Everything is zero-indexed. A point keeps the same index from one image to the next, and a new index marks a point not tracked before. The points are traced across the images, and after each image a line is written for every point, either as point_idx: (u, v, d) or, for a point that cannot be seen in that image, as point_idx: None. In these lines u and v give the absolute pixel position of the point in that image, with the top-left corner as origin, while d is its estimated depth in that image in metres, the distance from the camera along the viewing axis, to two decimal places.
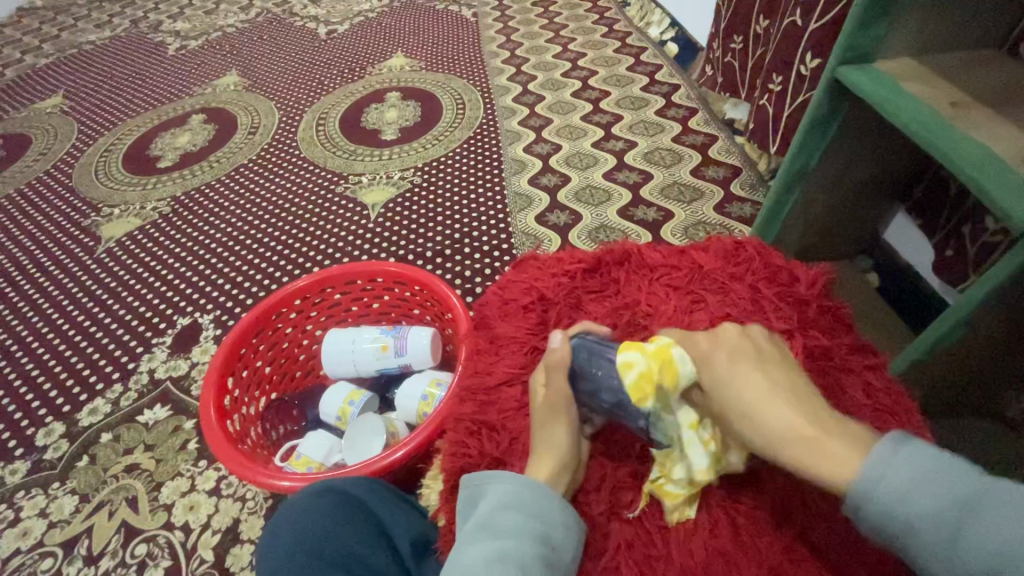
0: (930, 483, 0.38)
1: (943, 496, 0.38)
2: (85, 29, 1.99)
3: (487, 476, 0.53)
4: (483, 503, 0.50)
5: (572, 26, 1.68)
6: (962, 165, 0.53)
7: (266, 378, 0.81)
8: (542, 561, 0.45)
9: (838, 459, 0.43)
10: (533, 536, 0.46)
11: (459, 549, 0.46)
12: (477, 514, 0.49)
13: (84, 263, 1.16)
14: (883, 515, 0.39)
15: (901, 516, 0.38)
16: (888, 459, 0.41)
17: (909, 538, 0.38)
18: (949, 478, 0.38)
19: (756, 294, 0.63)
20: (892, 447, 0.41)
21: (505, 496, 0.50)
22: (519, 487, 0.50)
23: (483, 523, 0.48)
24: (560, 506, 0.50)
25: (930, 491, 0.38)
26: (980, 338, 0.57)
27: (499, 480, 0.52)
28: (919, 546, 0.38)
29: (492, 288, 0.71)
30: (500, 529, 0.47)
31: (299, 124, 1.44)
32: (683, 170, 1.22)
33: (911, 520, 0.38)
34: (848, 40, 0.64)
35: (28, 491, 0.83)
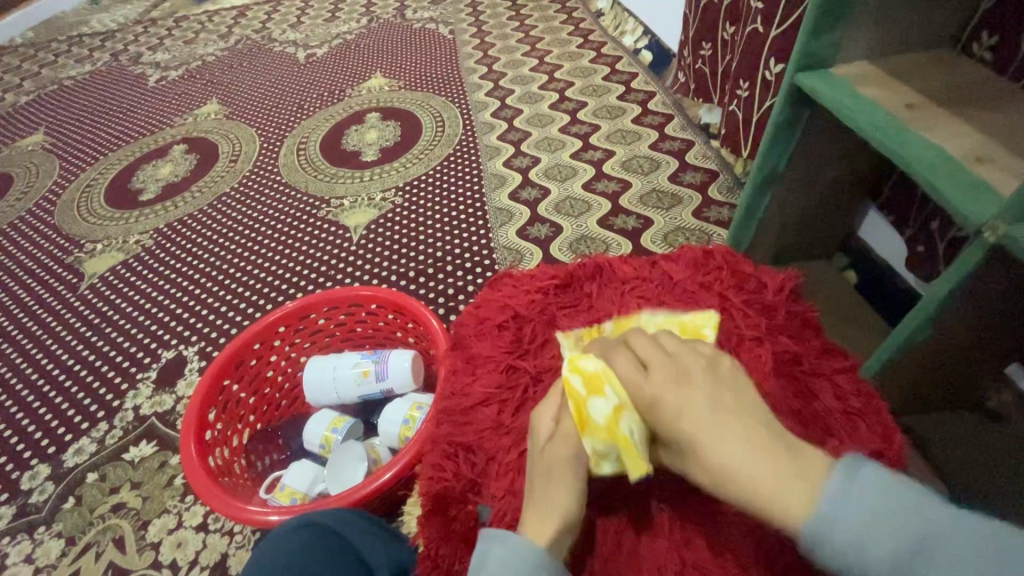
0: (896, 519, 0.38)
1: (891, 539, 0.38)
2: (65, 65, 1.99)
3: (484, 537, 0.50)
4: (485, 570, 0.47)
5: (548, 38, 1.71)
6: (914, 166, 0.54)
7: (249, 410, 0.81)
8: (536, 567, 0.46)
9: (793, 507, 0.41)
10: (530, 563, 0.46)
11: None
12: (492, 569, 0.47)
13: (67, 302, 1.16)
14: (833, 554, 0.39)
15: (847, 566, 0.39)
16: (850, 493, 0.40)
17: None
18: (897, 515, 0.38)
19: (715, 302, 0.65)
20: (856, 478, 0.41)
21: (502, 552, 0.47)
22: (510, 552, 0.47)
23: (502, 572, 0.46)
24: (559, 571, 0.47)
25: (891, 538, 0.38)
26: (946, 337, 0.58)
27: (515, 536, 0.48)
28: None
29: (467, 307, 0.72)
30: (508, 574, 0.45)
31: (280, 150, 1.45)
32: (661, 177, 1.23)
33: (865, 562, 0.38)
34: (803, 47, 0.66)
35: (14, 537, 0.83)
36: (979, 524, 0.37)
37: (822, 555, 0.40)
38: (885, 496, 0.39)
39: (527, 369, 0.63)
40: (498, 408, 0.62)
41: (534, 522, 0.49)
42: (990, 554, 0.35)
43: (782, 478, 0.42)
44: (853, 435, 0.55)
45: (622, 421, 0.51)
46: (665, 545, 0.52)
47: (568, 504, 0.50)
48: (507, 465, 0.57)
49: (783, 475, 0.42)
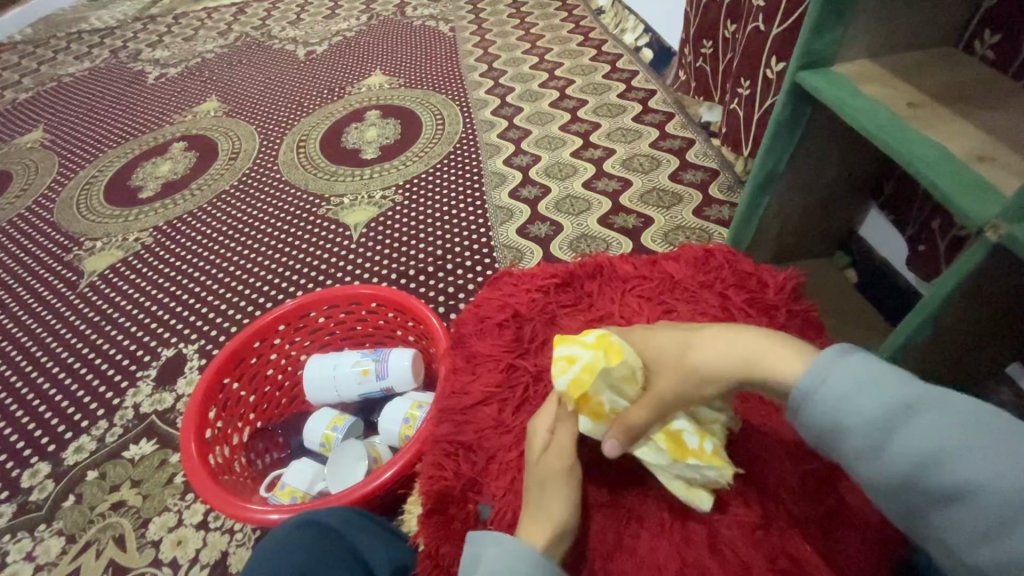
0: (888, 387, 0.41)
1: (880, 402, 0.41)
2: (64, 62, 1.99)
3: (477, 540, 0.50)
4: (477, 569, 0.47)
5: (548, 36, 1.70)
6: (917, 164, 0.53)
7: (250, 408, 0.81)
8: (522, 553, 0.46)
9: (787, 363, 0.45)
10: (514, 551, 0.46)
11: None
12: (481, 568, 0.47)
13: (67, 299, 1.16)
14: (819, 415, 0.43)
15: (830, 421, 0.42)
16: (845, 362, 0.43)
17: (842, 437, 0.42)
18: (888, 385, 0.41)
19: (716, 302, 0.65)
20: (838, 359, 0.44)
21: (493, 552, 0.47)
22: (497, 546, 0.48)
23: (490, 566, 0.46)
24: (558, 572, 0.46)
25: (867, 401, 0.41)
26: (947, 336, 0.58)
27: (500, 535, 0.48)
28: (853, 445, 0.41)
29: (467, 306, 0.72)
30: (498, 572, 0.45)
31: (279, 147, 1.45)
32: (661, 175, 1.23)
33: (847, 418, 0.41)
34: (805, 45, 0.65)
35: (14, 535, 0.83)
36: (966, 404, 0.39)
37: (808, 412, 0.44)
38: (881, 369, 0.42)
39: (526, 369, 0.64)
40: (498, 407, 0.62)
41: (529, 529, 0.49)
42: (970, 428, 0.38)
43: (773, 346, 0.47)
44: None
45: (608, 334, 0.55)
46: (665, 545, 0.52)
47: (561, 511, 0.50)
48: (508, 464, 0.58)
49: (772, 343, 0.48)
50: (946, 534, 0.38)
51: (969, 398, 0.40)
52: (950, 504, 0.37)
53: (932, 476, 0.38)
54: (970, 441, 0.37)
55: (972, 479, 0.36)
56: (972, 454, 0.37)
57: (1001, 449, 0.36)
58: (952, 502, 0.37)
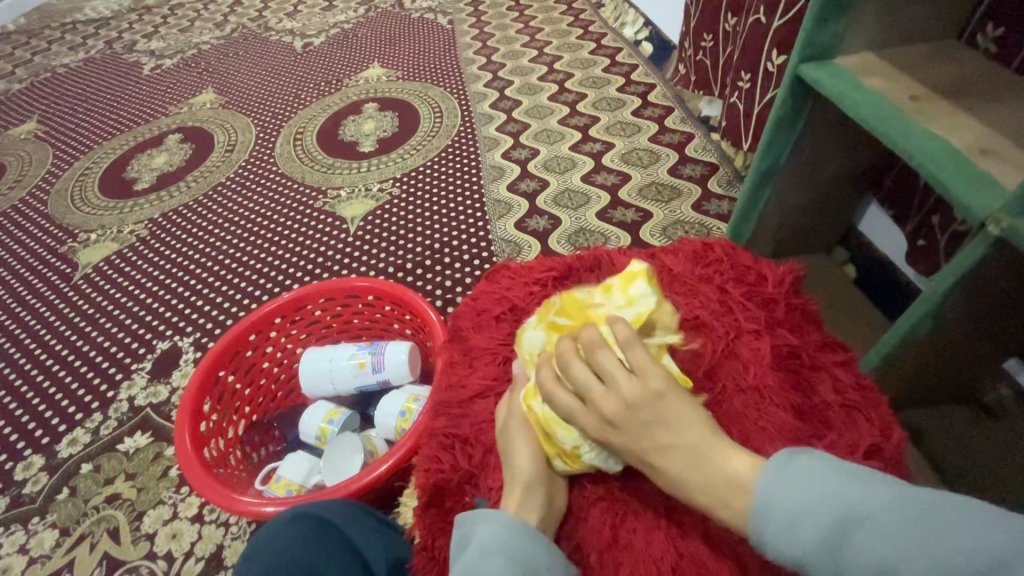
0: (818, 505, 0.37)
1: (816, 526, 0.37)
2: (59, 52, 1.97)
3: (476, 516, 0.50)
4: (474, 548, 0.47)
5: (547, 29, 1.69)
6: (919, 158, 0.53)
7: (245, 401, 0.81)
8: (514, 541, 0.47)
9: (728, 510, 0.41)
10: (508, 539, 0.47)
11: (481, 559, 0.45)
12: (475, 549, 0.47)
13: (61, 292, 1.15)
14: (773, 550, 0.39)
15: (783, 558, 0.38)
16: (777, 479, 0.40)
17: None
18: (817, 503, 0.37)
19: (716, 296, 0.64)
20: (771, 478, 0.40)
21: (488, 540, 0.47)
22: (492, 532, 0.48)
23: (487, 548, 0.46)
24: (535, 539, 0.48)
25: (805, 527, 0.37)
26: (947, 331, 0.58)
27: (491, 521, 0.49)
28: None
29: (465, 299, 0.72)
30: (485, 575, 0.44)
31: (276, 140, 1.43)
32: (660, 170, 1.22)
33: (795, 552, 0.37)
34: (807, 38, 0.65)
35: (8, 527, 0.82)
36: (893, 498, 0.36)
37: (767, 549, 0.39)
38: (808, 479, 0.39)
39: None
40: (495, 400, 0.62)
41: (507, 495, 0.53)
42: (905, 524, 0.34)
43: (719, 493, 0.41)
44: (852, 429, 0.55)
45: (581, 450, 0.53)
46: (661, 538, 0.52)
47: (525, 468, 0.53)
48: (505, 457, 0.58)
49: (720, 480, 0.42)
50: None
51: (898, 493, 0.36)
52: None
53: None
54: (911, 537, 0.34)
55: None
56: (915, 556, 0.33)
57: (939, 537, 0.33)
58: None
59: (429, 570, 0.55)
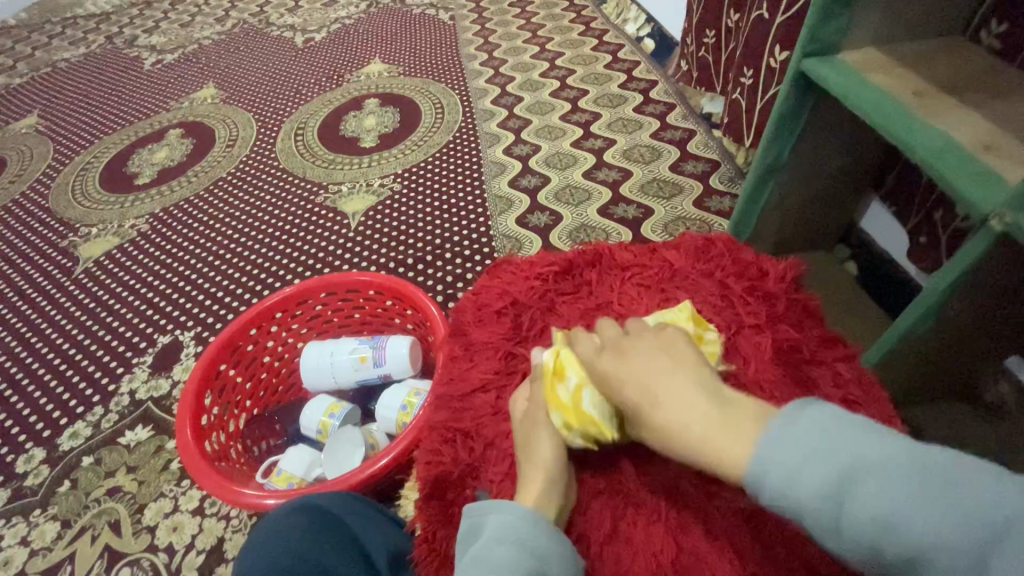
0: (833, 452, 0.37)
1: (827, 473, 0.37)
2: (59, 47, 1.96)
3: (483, 511, 0.50)
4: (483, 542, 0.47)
5: (549, 25, 1.68)
6: (923, 154, 0.53)
7: (245, 395, 0.81)
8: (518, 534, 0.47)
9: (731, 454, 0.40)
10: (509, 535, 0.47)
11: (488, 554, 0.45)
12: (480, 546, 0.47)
13: (62, 285, 1.15)
14: (774, 495, 0.38)
15: (784, 501, 0.38)
16: (792, 425, 0.40)
17: (802, 518, 0.37)
18: (832, 451, 0.37)
19: (717, 291, 0.64)
20: (784, 424, 0.40)
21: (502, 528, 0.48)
22: (496, 529, 0.48)
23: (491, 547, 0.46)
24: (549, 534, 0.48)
25: (816, 472, 0.37)
26: (947, 327, 0.58)
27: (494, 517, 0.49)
28: (815, 526, 0.37)
29: (466, 293, 0.72)
30: (494, 564, 0.44)
31: (277, 135, 1.43)
32: (662, 166, 1.22)
33: (800, 495, 0.37)
34: (811, 34, 0.65)
35: (9, 520, 0.82)
36: (905, 451, 0.37)
37: (764, 494, 0.39)
38: (819, 434, 0.38)
39: (525, 356, 0.64)
40: (496, 394, 0.62)
41: (524, 487, 0.52)
42: (914, 480, 0.35)
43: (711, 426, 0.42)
44: None
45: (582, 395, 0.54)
46: (661, 530, 0.52)
47: (549, 462, 0.53)
48: (506, 451, 0.58)
49: (718, 418, 0.42)
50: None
51: (909, 448, 0.37)
52: (918, 559, 0.34)
53: (896, 537, 0.34)
54: (921, 492, 0.34)
55: (935, 535, 0.33)
56: (920, 506, 0.34)
57: (948, 494, 0.34)
58: (920, 563, 0.34)
59: (429, 562, 0.55)
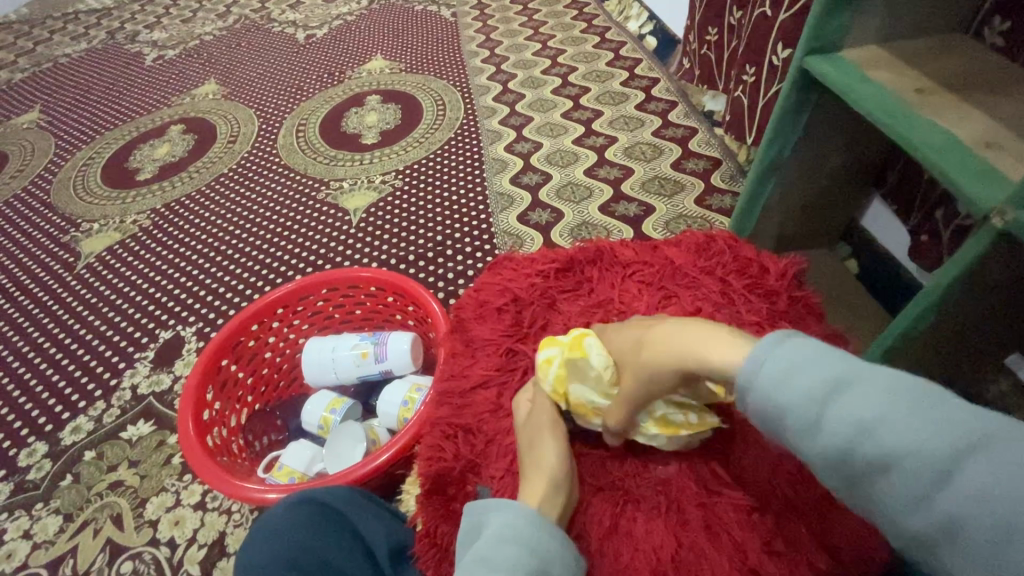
0: (824, 362, 0.37)
1: (815, 378, 0.36)
2: (61, 42, 1.96)
3: (484, 512, 0.50)
4: (484, 542, 0.47)
5: (551, 23, 1.68)
6: (924, 152, 0.53)
7: (247, 390, 0.81)
8: (519, 533, 0.46)
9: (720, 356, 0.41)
10: (510, 535, 0.46)
11: (490, 554, 0.45)
12: (481, 545, 0.47)
13: (64, 280, 1.15)
14: (760, 396, 0.38)
15: (769, 402, 0.37)
16: (789, 338, 0.39)
17: (783, 418, 0.37)
18: (824, 361, 0.37)
19: (719, 288, 0.64)
20: (783, 336, 0.39)
21: (503, 527, 0.47)
22: (497, 529, 0.48)
23: (492, 547, 0.46)
24: (551, 534, 0.47)
25: (803, 376, 0.36)
26: (947, 324, 0.58)
27: (495, 518, 0.49)
28: (791, 425, 0.36)
29: (467, 290, 0.72)
30: (496, 564, 0.44)
31: (279, 131, 1.43)
32: (663, 164, 1.22)
33: (784, 395, 0.37)
34: (813, 31, 0.65)
35: (11, 513, 0.83)
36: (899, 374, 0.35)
37: (749, 394, 0.39)
38: (826, 348, 0.38)
39: (526, 352, 0.64)
40: (497, 390, 0.63)
41: (527, 488, 0.52)
42: (903, 393, 0.34)
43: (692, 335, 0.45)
44: None
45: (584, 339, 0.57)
46: (660, 526, 0.52)
47: (554, 465, 0.52)
48: (507, 447, 0.58)
49: (707, 334, 0.44)
50: (884, 505, 0.34)
51: (907, 374, 0.36)
52: (891, 468, 0.33)
53: (873, 442, 0.33)
54: (912, 406, 0.33)
55: (912, 445, 0.32)
56: (905, 415, 0.33)
57: (943, 411, 0.32)
58: (889, 472, 0.33)
59: (431, 557, 0.55)
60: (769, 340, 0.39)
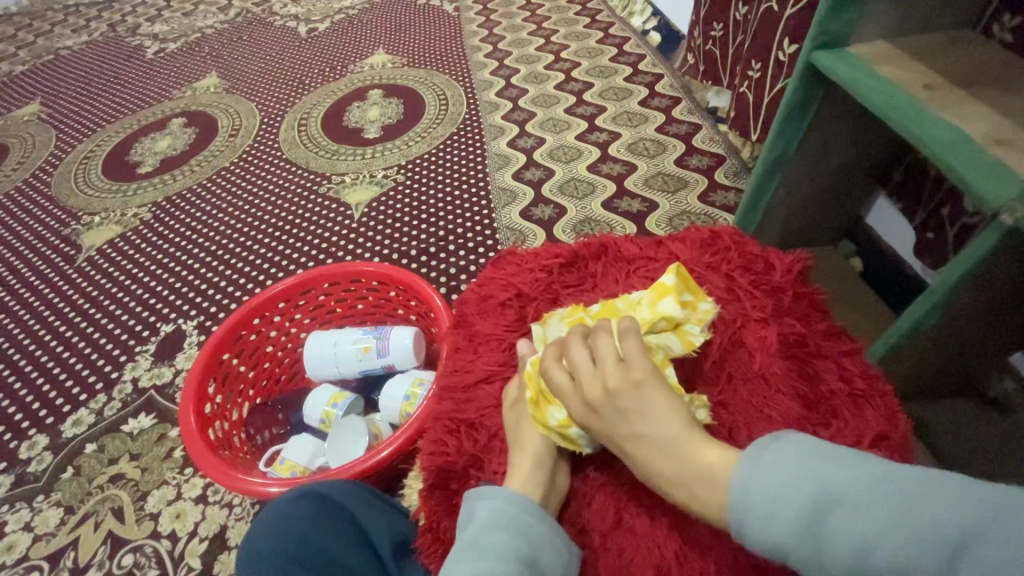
0: (795, 488, 0.37)
1: (791, 512, 0.36)
2: (62, 34, 1.95)
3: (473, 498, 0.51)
4: (474, 529, 0.48)
5: (554, 17, 1.67)
6: (932, 148, 0.52)
7: (249, 384, 0.81)
8: (510, 520, 0.48)
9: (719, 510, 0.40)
10: (501, 522, 0.47)
11: (481, 541, 0.46)
12: (471, 532, 0.48)
13: (65, 273, 1.15)
14: (757, 544, 0.38)
15: (765, 546, 0.37)
16: (757, 469, 0.39)
17: (788, 561, 0.37)
18: (793, 489, 0.37)
19: (725, 284, 0.64)
20: (753, 467, 0.39)
21: (495, 514, 0.48)
22: (488, 515, 0.48)
23: (483, 534, 0.47)
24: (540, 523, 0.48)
25: (782, 512, 0.37)
26: (954, 322, 0.57)
27: (483, 504, 0.50)
28: (799, 565, 0.36)
29: (470, 285, 0.71)
30: (489, 550, 0.45)
31: (281, 125, 1.43)
32: (667, 160, 1.21)
33: (775, 538, 0.37)
34: (820, 25, 0.64)
35: (12, 505, 0.83)
36: (865, 476, 0.36)
37: (746, 540, 0.39)
38: (791, 468, 0.38)
39: None
40: (500, 385, 0.62)
41: (512, 470, 0.53)
42: (872, 505, 0.34)
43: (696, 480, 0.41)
44: (859, 418, 0.55)
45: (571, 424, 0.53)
46: (664, 520, 0.52)
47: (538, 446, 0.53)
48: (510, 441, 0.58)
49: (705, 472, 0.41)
50: None
51: (870, 472, 0.36)
52: None
53: (872, 566, 0.33)
54: (893, 513, 0.33)
55: (911, 560, 0.32)
56: (887, 530, 0.33)
57: (919, 514, 0.32)
58: None
59: (433, 551, 0.55)
60: (748, 475, 0.39)
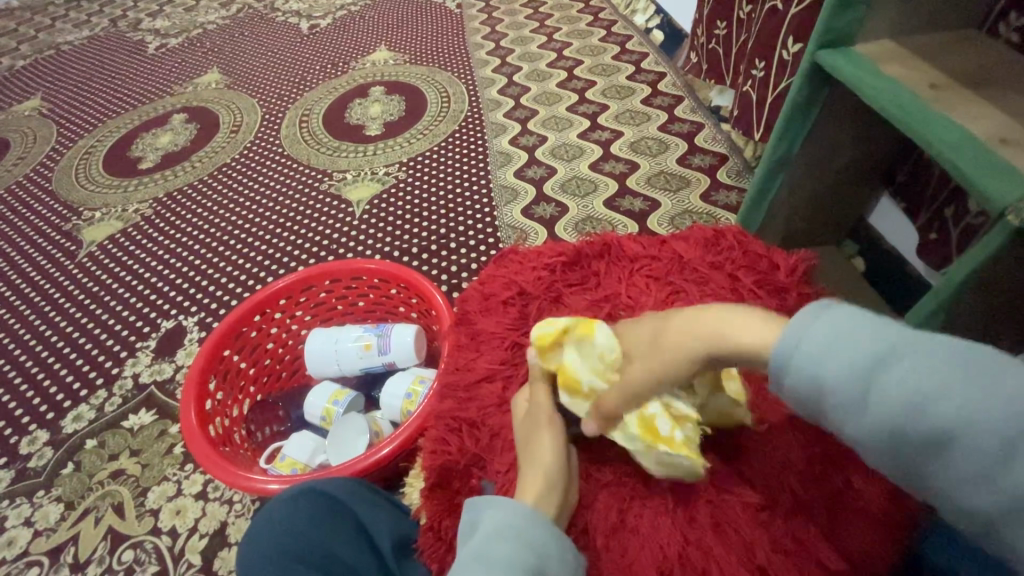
0: (860, 339, 0.38)
1: (849, 358, 0.37)
2: (63, 29, 1.95)
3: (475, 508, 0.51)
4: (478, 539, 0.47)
5: (557, 15, 1.66)
6: (939, 147, 0.52)
7: (250, 380, 0.81)
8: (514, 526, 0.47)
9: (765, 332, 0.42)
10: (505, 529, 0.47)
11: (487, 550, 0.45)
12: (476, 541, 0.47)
13: (66, 269, 1.15)
14: (798, 378, 0.39)
15: (810, 381, 0.39)
16: (819, 319, 0.40)
17: (824, 396, 0.38)
18: (858, 340, 0.38)
19: (727, 284, 0.64)
20: (816, 315, 0.40)
21: (498, 523, 0.48)
22: (492, 522, 0.48)
23: (488, 543, 0.46)
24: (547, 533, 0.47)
25: (837, 354, 0.38)
26: (958, 322, 0.57)
27: (486, 512, 0.49)
28: (833, 402, 0.38)
29: (472, 283, 0.71)
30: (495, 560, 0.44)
31: (283, 121, 1.42)
32: (669, 159, 1.21)
33: (823, 377, 0.38)
34: (826, 24, 0.63)
35: (13, 500, 0.83)
36: (943, 347, 0.36)
37: (786, 377, 0.40)
38: (860, 324, 0.39)
39: None
40: (502, 384, 0.62)
41: (523, 484, 0.52)
42: (945, 370, 0.35)
43: (721, 317, 0.46)
44: None
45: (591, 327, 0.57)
46: (667, 523, 0.52)
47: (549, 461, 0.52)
48: (512, 441, 0.58)
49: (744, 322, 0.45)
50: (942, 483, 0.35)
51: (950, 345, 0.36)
52: (945, 447, 0.34)
53: (921, 420, 0.34)
54: (966, 384, 0.34)
55: (972, 420, 0.33)
56: (950, 393, 0.34)
57: (998, 387, 0.33)
58: (947, 449, 0.34)
59: (434, 550, 0.55)
60: (809, 320, 0.40)
